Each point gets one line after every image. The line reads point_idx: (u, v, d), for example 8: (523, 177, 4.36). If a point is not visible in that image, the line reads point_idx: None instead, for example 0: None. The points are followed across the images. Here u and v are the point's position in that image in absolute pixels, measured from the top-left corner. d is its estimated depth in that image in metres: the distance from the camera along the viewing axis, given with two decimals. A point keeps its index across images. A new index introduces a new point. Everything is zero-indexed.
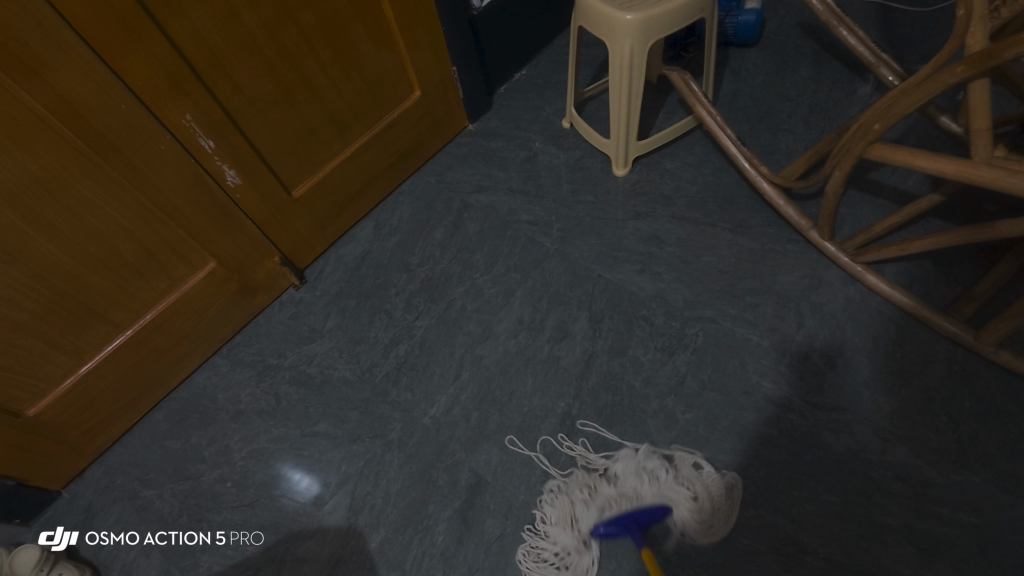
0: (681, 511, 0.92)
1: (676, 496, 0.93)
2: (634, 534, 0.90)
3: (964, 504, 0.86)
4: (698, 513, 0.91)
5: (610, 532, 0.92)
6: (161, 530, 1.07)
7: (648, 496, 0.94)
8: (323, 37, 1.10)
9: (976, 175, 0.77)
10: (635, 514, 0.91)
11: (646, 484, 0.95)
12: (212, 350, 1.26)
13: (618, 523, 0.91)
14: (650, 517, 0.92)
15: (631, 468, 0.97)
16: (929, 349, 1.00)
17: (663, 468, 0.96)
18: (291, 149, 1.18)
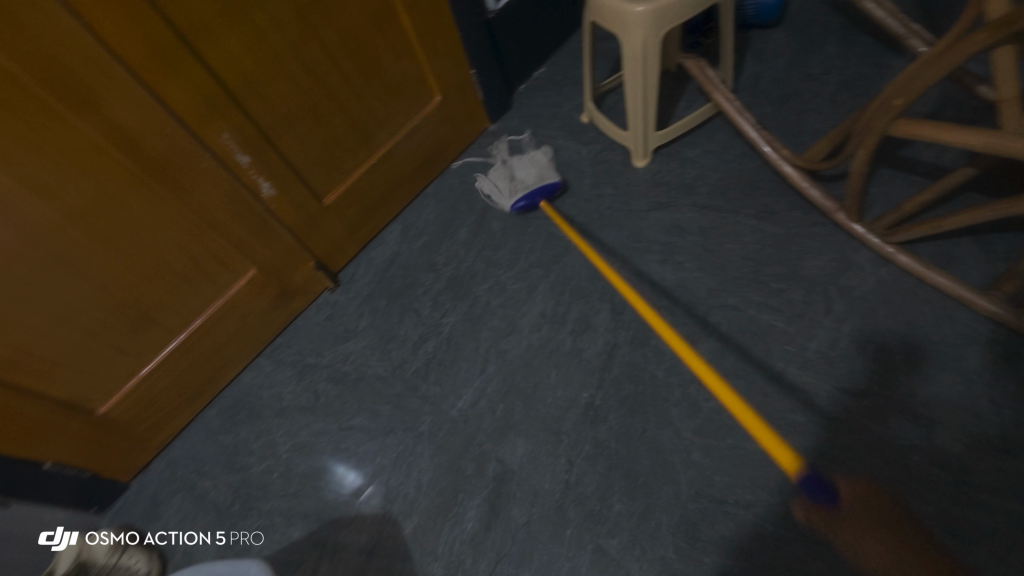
0: (546, 169, 1.37)
1: (543, 166, 1.37)
2: (539, 200, 1.34)
3: (1009, 490, 0.82)
4: (546, 163, 1.38)
5: (525, 205, 1.35)
6: (160, 531, 1.17)
7: (540, 177, 1.35)
8: (345, 51, 1.16)
9: (1007, 147, 0.74)
10: (541, 188, 1.34)
11: (529, 168, 1.38)
12: (257, 351, 1.35)
13: (529, 196, 1.34)
14: (548, 192, 1.35)
15: (523, 164, 1.39)
16: (968, 330, 0.95)
17: (538, 156, 1.39)
18: (321, 159, 1.24)
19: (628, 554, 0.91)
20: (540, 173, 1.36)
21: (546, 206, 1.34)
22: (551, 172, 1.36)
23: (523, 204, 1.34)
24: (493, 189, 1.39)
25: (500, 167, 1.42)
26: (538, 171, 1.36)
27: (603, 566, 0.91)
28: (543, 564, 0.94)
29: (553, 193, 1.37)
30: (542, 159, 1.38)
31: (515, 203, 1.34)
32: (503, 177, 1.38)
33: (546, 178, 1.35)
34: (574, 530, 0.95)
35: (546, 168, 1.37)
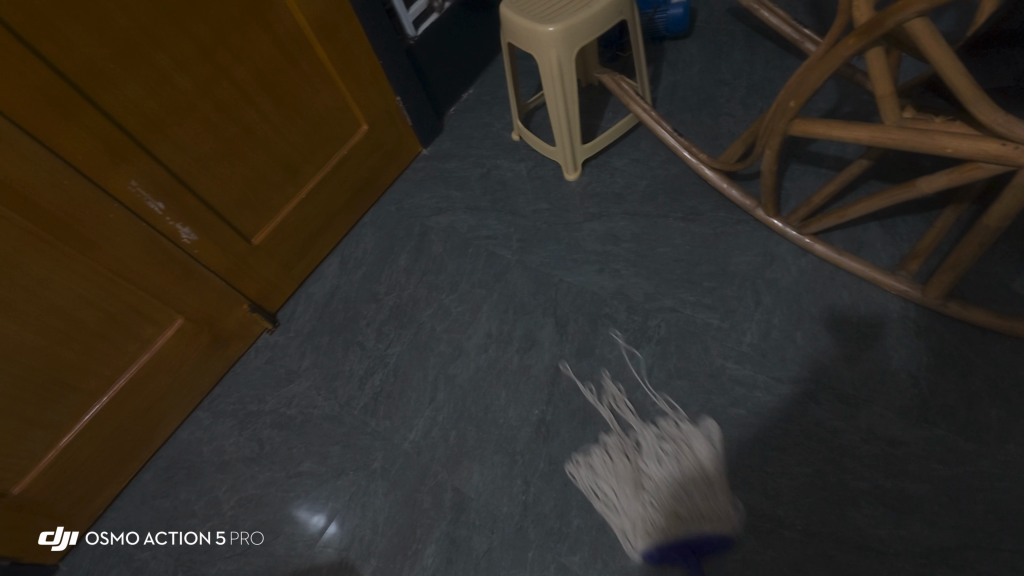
0: (702, 494, 0.90)
1: (694, 467, 0.93)
2: (690, 559, 0.87)
3: (932, 457, 0.87)
4: (713, 488, 0.91)
5: (664, 556, 0.88)
6: (160, 531, 1.14)
7: (696, 511, 0.89)
8: (259, 87, 1.13)
9: (890, 139, 0.80)
10: (693, 541, 0.87)
11: (670, 475, 0.93)
12: (193, 404, 1.28)
13: (675, 548, 0.88)
14: (706, 547, 0.88)
15: (654, 446, 0.97)
16: (883, 310, 1.01)
17: (690, 453, 0.95)
18: (244, 199, 1.20)
19: (590, 568, 0.91)
20: (682, 471, 0.93)
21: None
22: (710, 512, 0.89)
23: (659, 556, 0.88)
24: (620, 491, 0.94)
25: (619, 444, 0.99)
26: (710, 511, 0.89)
27: None
28: None
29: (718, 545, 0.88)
30: (706, 482, 0.91)
31: (648, 551, 0.88)
32: (633, 494, 0.93)
33: (706, 521, 0.88)
34: (535, 552, 0.94)
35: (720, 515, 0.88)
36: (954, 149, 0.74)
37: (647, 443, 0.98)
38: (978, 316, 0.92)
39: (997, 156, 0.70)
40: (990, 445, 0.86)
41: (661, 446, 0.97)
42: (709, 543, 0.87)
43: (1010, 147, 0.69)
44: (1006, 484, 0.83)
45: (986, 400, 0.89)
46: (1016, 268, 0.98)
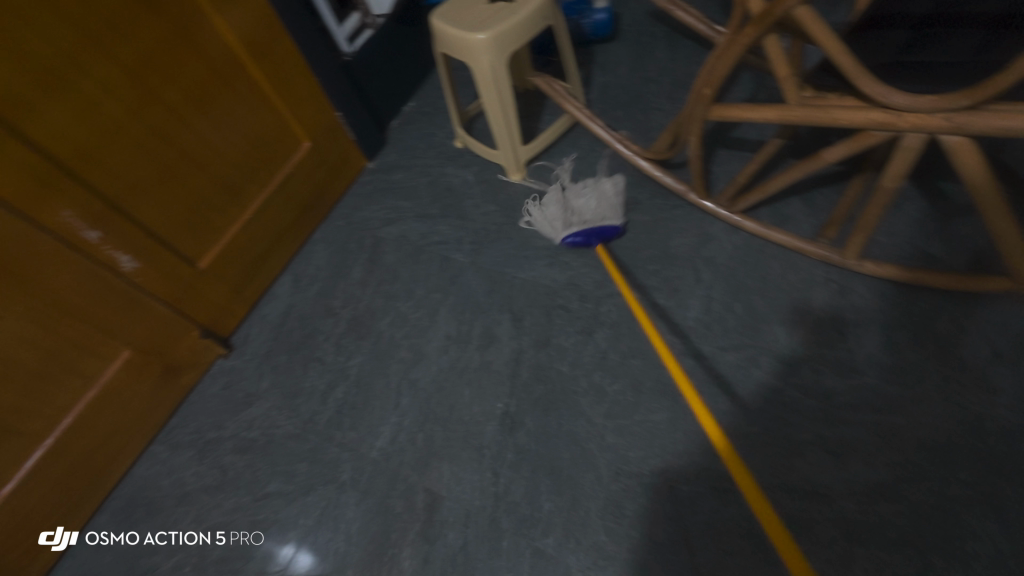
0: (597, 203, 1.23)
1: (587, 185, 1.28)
2: (595, 242, 1.22)
3: (865, 403, 0.93)
4: (602, 189, 1.24)
5: (577, 241, 1.22)
6: (160, 530, 1.12)
7: (607, 218, 1.22)
8: (194, 110, 1.12)
9: (793, 116, 0.88)
10: (597, 229, 1.21)
11: (597, 214, 1.22)
12: (148, 439, 1.23)
13: (586, 236, 1.21)
14: (605, 235, 1.22)
15: (591, 201, 1.23)
16: (809, 275, 1.09)
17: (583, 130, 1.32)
18: (187, 222, 1.18)
19: (564, 548, 0.92)
20: (601, 211, 1.22)
21: (602, 250, 1.21)
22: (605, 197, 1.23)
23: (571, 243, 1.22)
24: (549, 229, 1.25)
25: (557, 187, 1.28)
26: (599, 208, 1.23)
27: (543, 567, 0.91)
28: None
29: (609, 238, 1.23)
30: (610, 198, 1.23)
31: (567, 237, 1.22)
32: (551, 224, 1.24)
33: (606, 218, 1.22)
34: (510, 540, 0.95)
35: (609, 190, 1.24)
36: (848, 120, 0.82)
37: (574, 187, 1.27)
38: (891, 272, 1.00)
39: (883, 123, 0.79)
40: (913, 384, 0.93)
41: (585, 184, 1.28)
42: (606, 231, 1.21)
43: (892, 114, 0.77)
44: (930, 419, 0.89)
45: (905, 344, 0.97)
46: (918, 227, 1.09)
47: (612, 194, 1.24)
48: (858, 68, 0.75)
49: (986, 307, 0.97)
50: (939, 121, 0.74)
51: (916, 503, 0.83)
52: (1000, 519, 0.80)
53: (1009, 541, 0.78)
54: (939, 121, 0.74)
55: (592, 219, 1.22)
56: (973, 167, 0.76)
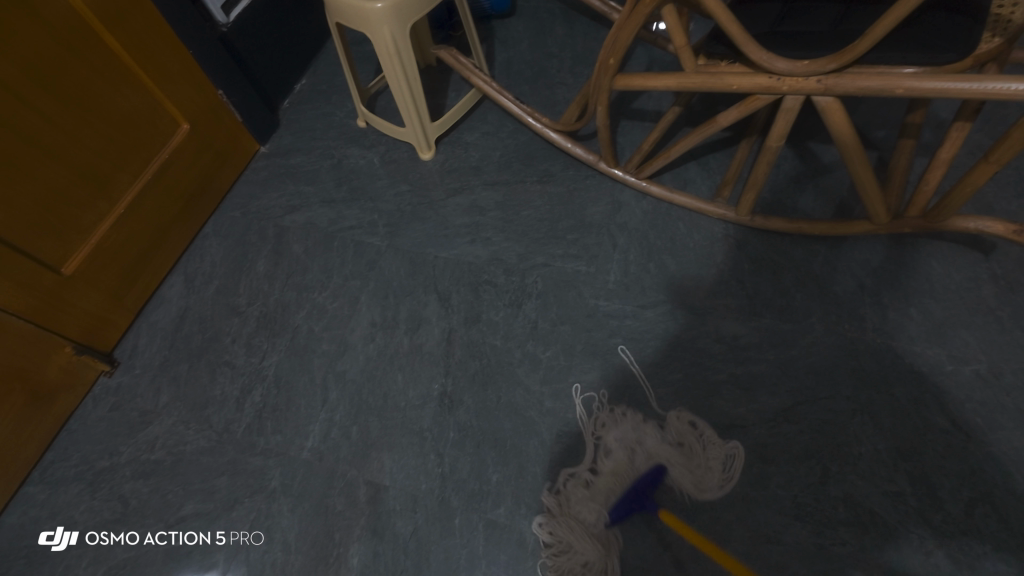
0: (676, 466, 0.94)
1: (666, 455, 0.95)
2: (650, 507, 0.90)
3: (765, 341, 1.04)
4: (696, 453, 0.94)
5: (625, 514, 0.91)
6: (161, 529, 0.99)
7: (648, 458, 0.96)
8: (34, 86, 0.94)
9: (691, 84, 0.94)
10: (642, 483, 0.93)
11: (635, 461, 0.96)
12: (19, 480, 1.04)
13: (627, 502, 0.92)
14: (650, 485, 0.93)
15: (631, 433, 0.98)
16: (711, 232, 1.19)
17: (692, 440, 0.96)
18: (40, 221, 1.00)
19: (516, 515, 0.93)
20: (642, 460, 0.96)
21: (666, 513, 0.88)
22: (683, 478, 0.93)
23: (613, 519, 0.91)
24: (588, 504, 0.93)
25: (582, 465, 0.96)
26: (634, 456, 0.96)
27: (497, 537, 0.92)
28: (441, 562, 0.91)
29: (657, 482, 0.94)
30: (670, 450, 0.96)
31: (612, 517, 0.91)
32: (586, 562, 0.88)
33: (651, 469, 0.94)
34: (462, 518, 0.94)
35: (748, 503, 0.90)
36: (738, 85, 0.90)
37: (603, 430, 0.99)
38: (777, 225, 1.12)
39: (767, 87, 0.87)
40: (800, 320, 1.06)
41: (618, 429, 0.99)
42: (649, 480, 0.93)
43: (775, 79, 0.86)
44: (817, 348, 1.02)
45: (793, 287, 1.10)
46: (794, 184, 1.23)
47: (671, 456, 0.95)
48: (746, 36, 0.82)
49: (851, 248, 1.12)
50: (812, 84, 0.83)
51: (813, 421, 0.95)
52: (875, 423, 0.94)
53: (884, 439, 0.92)
54: (813, 83, 0.83)
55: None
56: (841, 124, 0.87)
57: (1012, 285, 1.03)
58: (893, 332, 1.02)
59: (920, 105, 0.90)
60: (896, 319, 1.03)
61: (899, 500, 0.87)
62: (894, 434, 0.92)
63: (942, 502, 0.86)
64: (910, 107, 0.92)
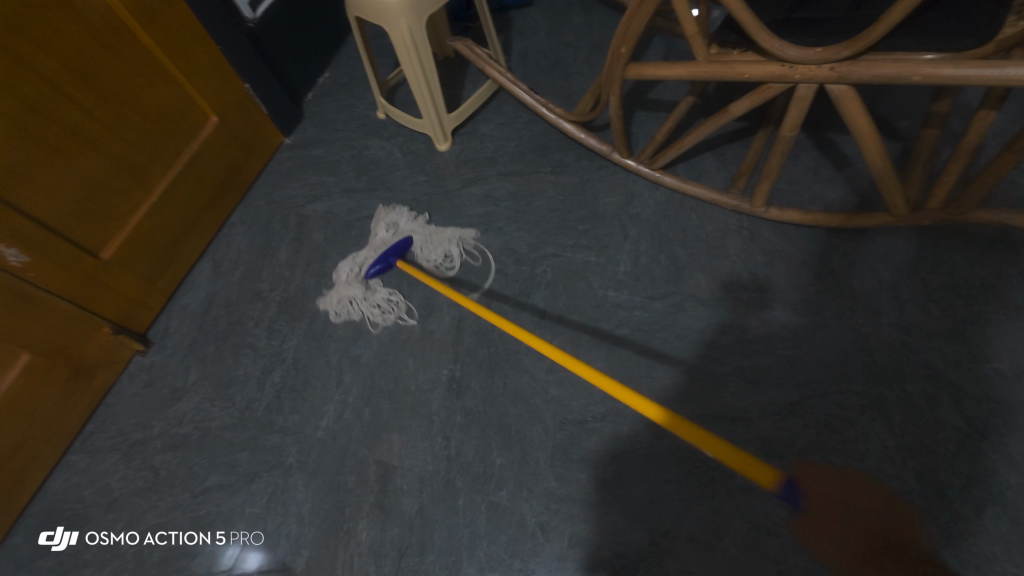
0: (421, 239, 1.25)
1: (414, 229, 1.27)
2: (394, 262, 1.20)
3: (775, 335, 1.03)
4: (436, 233, 1.26)
5: (378, 271, 1.20)
6: (160, 529, 1.03)
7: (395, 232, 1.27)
8: (75, 82, 1.01)
9: (702, 72, 0.93)
10: (391, 248, 1.20)
11: (390, 235, 1.27)
12: (62, 449, 1.13)
13: (382, 260, 1.20)
14: (399, 253, 1.22)
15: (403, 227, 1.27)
16: (724, 224, 1.18)
17: (447, 229, 1.27)
18: (81, 209, 1.07)
19: (518, 498, 0.95)
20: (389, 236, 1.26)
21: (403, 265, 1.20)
22: (430, 251, 1.24)
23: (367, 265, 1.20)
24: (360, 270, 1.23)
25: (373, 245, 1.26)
26: (390, 232, 1.27)
27: (498, 519, 0.94)
28: (445, 540, 0.94)
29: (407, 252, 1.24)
30: (428, 234, 1.26)
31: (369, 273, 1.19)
32: (361, 302, 1.20)
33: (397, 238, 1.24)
34: (466, 498, 0.97)
35: (473, 274, 1.22)
36: (750, 74, 0.88)
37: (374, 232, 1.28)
38: (791, 217, 1.09)
39: (780, 76, 0.86)
40: (813, 314, 1.04)
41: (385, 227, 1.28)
42: (397, 245, 1.21)
43: (787, 67, 0.84)
44: (828, 343, 1.01)
45: (808, 281, 1.08)
46: (813, 175, 1.21)
47: (423, 242, 1.25)
48: (757, 23, 0.80)
49: (871, 241, 1.09)
50: (825, 72, 0.81)
51: (821, 416, 0.94)
52: (886, 420, 0.92)
53: (893, 436, 0.91)
54: (826, 71, 0.81)
55: (383, 306, 1.19)
56: (856, 113, 0.84)
57: None
58: (911, 328, 0.99)
59: (947, 94, 0.88)
60: (914, 315, 1.00)
61: (905, 497, 0.86)
62: (905, 432, 0.91)
63: (949, 501, 0.85)
64: (936, 96, 0.89)
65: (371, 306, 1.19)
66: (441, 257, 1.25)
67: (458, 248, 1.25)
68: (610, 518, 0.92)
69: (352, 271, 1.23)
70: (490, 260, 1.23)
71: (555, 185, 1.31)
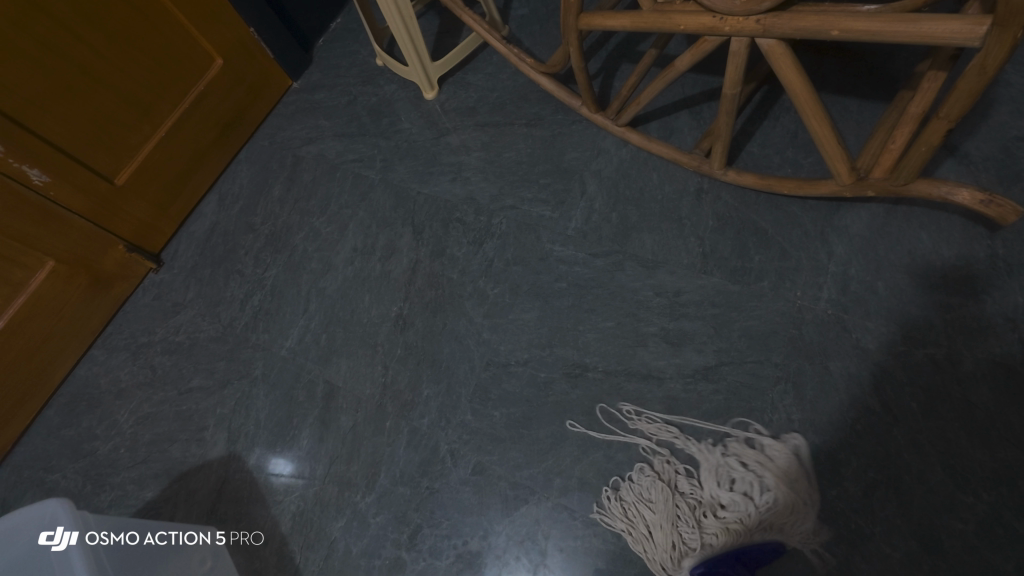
0: (763, 481, 0.87)
1: (778, 475, 0.86)
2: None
3: (706, 301, 1.02)
4: (750, 480, 0.87)
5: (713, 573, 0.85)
6: (151, 417, 1.23)
7: (763, 522, 0.85)
8: (86, 24, 1.13)
9: (644, 23, 0.88)
10: (744, 555, 0.84)
11: (736, 501, 0.87)
12: (87, 344, 1.35)
13: (722, 564, 0.83)
14: (755, 554, 0.84)
15: (728, 497, 0.87)
16: (682, 185, 1.15)
17: (768, 474, 0.87)
18: (96, 139, 1.23)
19: (437, 426, 1.04)
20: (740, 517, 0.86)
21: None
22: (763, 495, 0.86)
23: (708, 574, 0.84)
24: (677, 520, 0.88)
25: (673, 486, 0.90)
26: (737, 504, 0.87)
27: (417, 442, 1.04)
28: (370, 455, 1.05)
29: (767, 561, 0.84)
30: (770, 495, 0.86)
31: (697, 566, 0.85)
32: (670, 536, 0.88)
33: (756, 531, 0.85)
34: (392, 421, 1.07)
35: (436, 222, 1.28)
36: (685, 26, 0.82)
37: (709, 459, 0.90)
38: (749, 181, 1.03)
39: (712, 28, 0.80)
40: (751, 283, 1.02)
41: (725, 464, 0.89)
42: (757, 555, 0.83)
43: (717, 18, 0.78)
44: (759, 313, 0.99)
45: (753, 249, 1.04)
46: (790, 138, 1.13)
47: (761, 503, 0.86)
48: None
49: (832, 212, 1.03)
50: (752, 24, 0.75)
51: (731, 382, 0.95)
52: (796, 393, 0.91)
53: (799, 411, 0.90)
54: (753, 24, 0.76)
55: (681, 537, 0.87)
56: (789, 69, 0.79)
57: (1011, 268, 0.91)
58: (849, 306, 0.95)
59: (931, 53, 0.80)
60: (857, 292, 0.96)
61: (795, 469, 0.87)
62: (812, 407, 0.90)
63: (841, 477, 0.85)
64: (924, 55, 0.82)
65: (671, 544, 0.87)
66: (743, 468, 0.88)
67: (764, 450, 0.88)
68: (513, 454, 0.99)
69: (654, 513, 0.89)
70: (454, 209, 1.28)
71: (526, 139, 1.32)
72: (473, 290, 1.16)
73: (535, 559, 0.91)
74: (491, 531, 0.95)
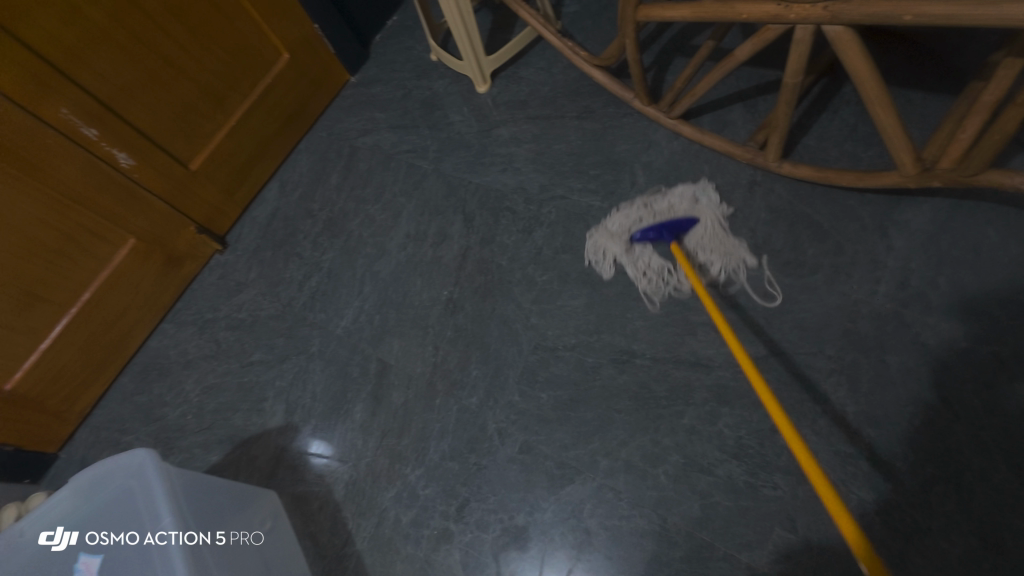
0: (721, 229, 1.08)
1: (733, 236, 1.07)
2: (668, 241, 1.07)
3: (758, 292, 1.02)
4: (723, 236, 1.07)
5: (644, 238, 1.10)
6: (215, 387, 1.31)
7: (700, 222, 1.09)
8: (173, 19, 1.22)
9: (705, 12, 0.90)
10: (671, 222, 1.07)
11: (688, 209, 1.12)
12: (158, 318, 1.44)
13: (655, 228, 1.09)
14: (681, 228, 1.09)
15: (675, 192, 1.14)
16: (735, 177, 1.15)
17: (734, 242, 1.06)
18: (176, 126, 1.33)
19: (485, 405, 1.08)
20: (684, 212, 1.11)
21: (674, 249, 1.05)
22: (715, 244, 1.07)
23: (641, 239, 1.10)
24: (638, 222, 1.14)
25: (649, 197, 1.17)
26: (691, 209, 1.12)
27: (465, 419, 1.08)
28: (420, 430, 1.10)
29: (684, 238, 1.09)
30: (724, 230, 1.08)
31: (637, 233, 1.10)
32: (626, 223, 1.15)
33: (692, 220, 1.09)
34: (441, 399, 1.11)
35: (486, 210, 1.31)
36: (748, 14, 0.84)
37: (690, 189, 1.14)
38: (805, 174, 1.02)
39: (775, 16, 0.81)
40: (805, 276, 1.01)
41: (702, 198, 1.13)
42: (680, 224, 1.08)
43: (782, 6, 0.80)
44: (813, 305, 0.98)
45: (808, 242, 1.04)
46: (848, 132, 1.11)
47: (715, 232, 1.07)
48: None
49: (892, 206, 1.01)
50: (818, 11, 0.76)
51: (783, 372, 0.95)
52: (851, 386, 0.90)
53: (854, 403, 0.89)
54: (819, 11, 0.76)
55: (631, 218, 1.15)
56: (854, 56, 0.79)
57: None
58: (909, 300, 0.93)
59: None
60: (918, 287, 0.94)
61: (849, 461, 0.86)
62: (867, 401, 0.89)
63: (897, 472, 0.84)
64: None
65: (624, 220, 1.15)
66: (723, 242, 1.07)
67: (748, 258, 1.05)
68: (559, 434, 1.01)
69: (625, 212, 1.16)
70: (504, 199, 1.31)
71: (577, 132, 1.34)
72: (521, 276, 1.19)
73: (579, 537, 0.94)
74: (537, 508, 0.97)
